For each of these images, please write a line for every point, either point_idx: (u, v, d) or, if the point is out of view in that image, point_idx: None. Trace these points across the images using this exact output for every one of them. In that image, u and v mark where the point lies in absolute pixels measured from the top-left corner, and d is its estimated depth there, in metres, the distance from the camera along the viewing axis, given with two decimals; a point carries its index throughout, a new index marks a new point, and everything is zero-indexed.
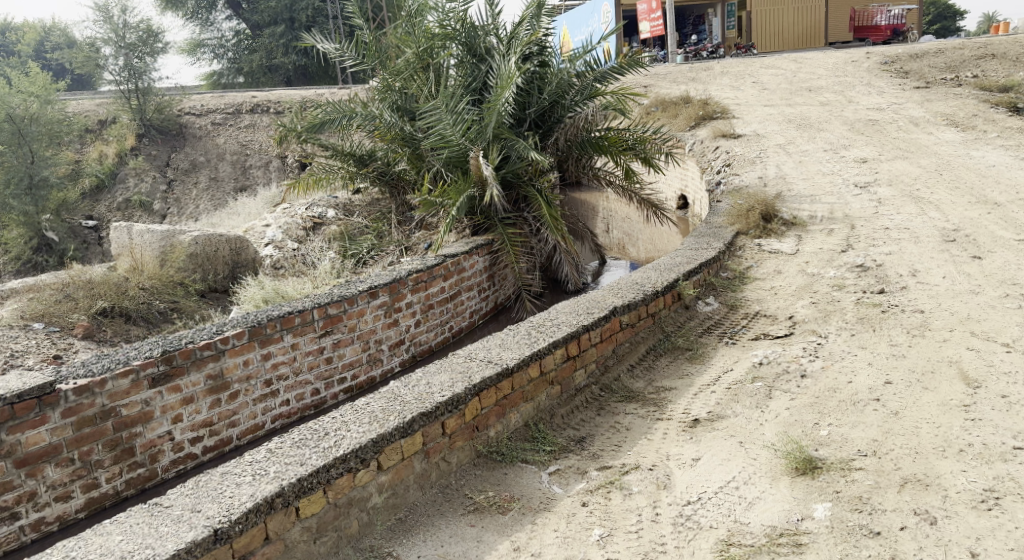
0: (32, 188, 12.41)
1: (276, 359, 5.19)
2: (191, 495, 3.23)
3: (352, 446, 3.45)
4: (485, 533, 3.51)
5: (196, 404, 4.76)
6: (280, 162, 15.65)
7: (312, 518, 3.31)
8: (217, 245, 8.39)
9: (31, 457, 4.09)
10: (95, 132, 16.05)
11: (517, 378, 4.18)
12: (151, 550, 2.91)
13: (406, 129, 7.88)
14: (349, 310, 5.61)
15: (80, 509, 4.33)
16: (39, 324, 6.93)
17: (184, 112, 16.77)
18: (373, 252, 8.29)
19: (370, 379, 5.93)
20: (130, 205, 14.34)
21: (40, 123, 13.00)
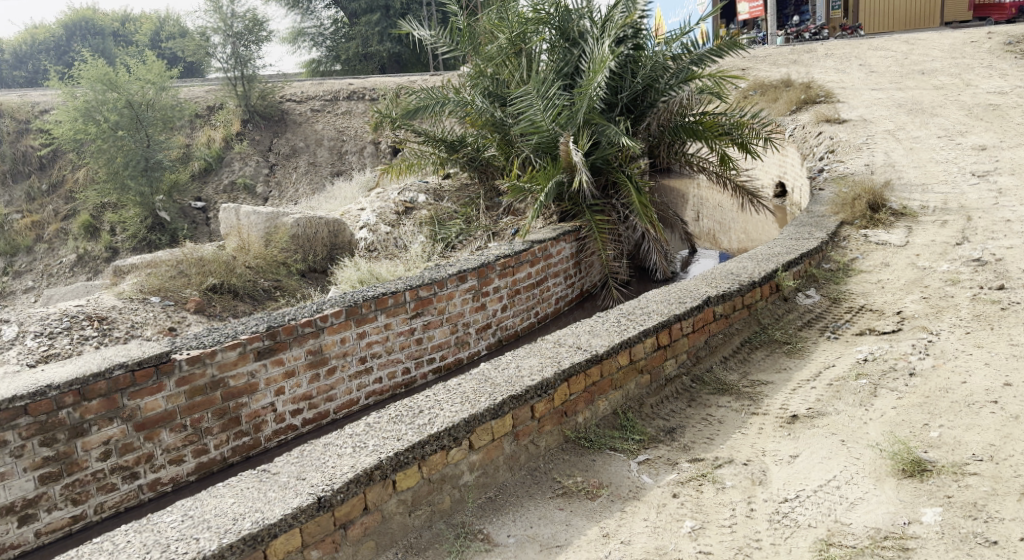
0: (148, 170, 13.12)
1: (370, 337, 5.34)
2: (297, 463, 3.37)
3: (445, 425, 3.52)
4: (574, 517, 3.52)
5: (297, 378, 4.96)
6: (374, 148, 16.07)
7: (407, 492, 3.40)
8: (316, 227, 8.68)
9: (149, 421, 4.34)
10: (204, 117, 16.80)
11: (607, 364, 4.15)
12: (260, 513, 3.05)
13: (497, 115, 7.91)
14: (439, 293, 5.71)
15: (191, 473, 4.58)
16: (156, 297, 7.37)
17: (286, 99, 17.39)
18: (462, 237, 8.28)
19: (458, 360, 6.02)
20: (235, 187, 15.01)
21: (155, 109, 13.68)
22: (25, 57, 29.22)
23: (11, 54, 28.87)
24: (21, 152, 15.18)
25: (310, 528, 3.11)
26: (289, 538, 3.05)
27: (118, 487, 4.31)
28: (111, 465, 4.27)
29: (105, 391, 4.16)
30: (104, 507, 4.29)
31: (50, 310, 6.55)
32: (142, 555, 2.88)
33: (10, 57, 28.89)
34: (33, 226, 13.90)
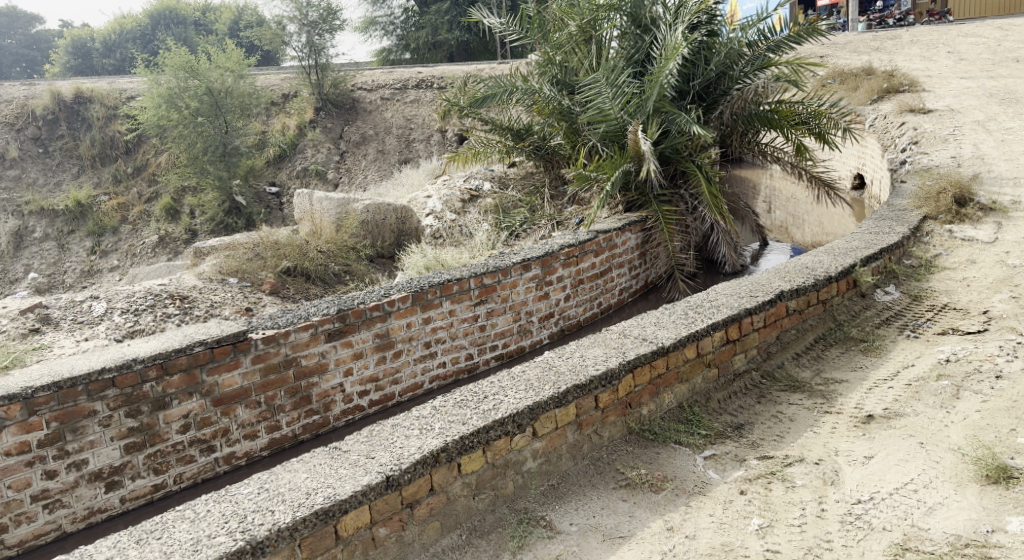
0: (226, 156, 13.55)
1: (435, 323, 5.40)
2: (366, 442, 3.44)
3: (510, 411, 3.54)
4: (638, 509, 3.49)
5: (364, 360, 5.06)
6: (441, 136, 16.18)
7: (472, 475, 3.44)
8: (384, 213, 8.86)
9: (226, 397, 4.51)
10: (280, 105, 17.22)
11: (673, 357, 4.10)
12: (332, 489, 3.12)
13: (565, 103, 7.88)
14: (503, 281, 5.74)
15: (264, 448, 4.72)
16: (234, 278, 7.68)
17: (357, 87, 17.66)
18: (526, 226, 8.25)
19: (520, 349, 6.04)
20: (308, 173, 15.39)
21: (233, 96, 14.06)
22: (114, 46, 30.57)
23: (101, 43, 30.25)
24: (108, 137, 15.87)
25: (379, 506, 3.18)
26: (358, 515, 3.12)
27: (196, 458, 4.48)
28: (191, 437, 4.44)
29: (186, 366, 4.32)
30: (183, 477, 4.46)
31: (136, 288, 6.86)
32: (221, 524, 2.98)
33: (100, 46, 30.27)
34: (118, 208, 14.50)
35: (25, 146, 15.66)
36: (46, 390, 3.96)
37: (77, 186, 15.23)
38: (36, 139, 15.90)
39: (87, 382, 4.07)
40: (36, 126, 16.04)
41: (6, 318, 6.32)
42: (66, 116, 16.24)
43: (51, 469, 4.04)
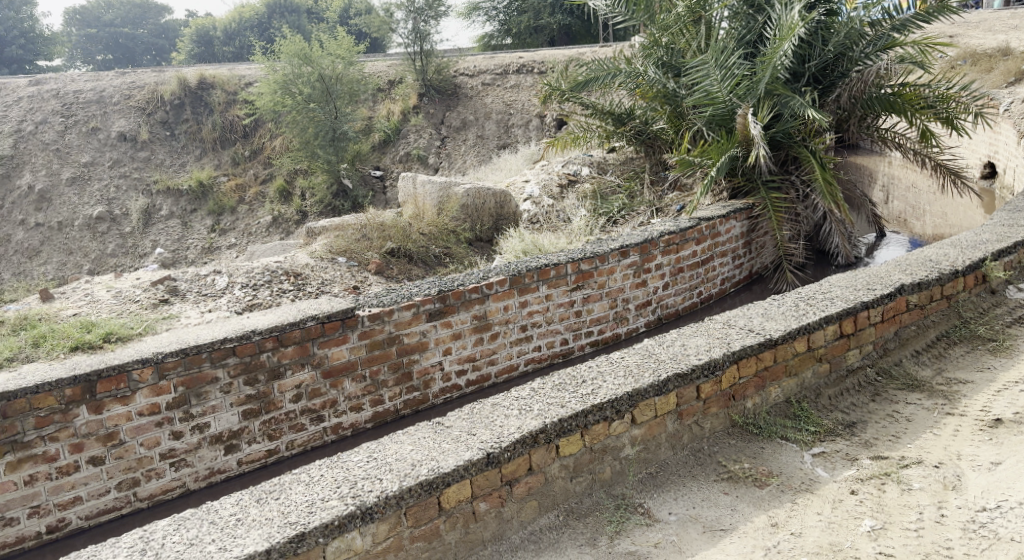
0: (335, 140, 14.02)
1: (532, 307, 5.43)
2: (468, 419, 3.51)
3: (608, 396, 3.52)
4: (740, 502, 3.42)
5: (463, 340, 5.15)
6: (540, 121, 16.14)
7: (570, 458, 3.45)
8: (484, 198, 8.98)
9: (335, 370, 4.69)
10: (386, 91, 17.64)
11: (782, 350, 3.96)
12: (436, 462, 3.19)
13: (670, 86, 7.70)
14: (600, 267, 5.70)
15: (368, 420, 4.88)
16: (342, 258, 7.98)
17: (460, 73, 17.82)
18: (624, 212, 8.09)
19: (616, 336, 5.99)
20: (410, 158, 15.75)
21: (343, 82, 14.43)
22: (234, 34, 32.02)
23: (222, 31, 31.77)
24: (228, 121, 16.69)
25: (479, 481, 3.23)
26: (460, 489, 3.19)
27: (307, 427, 4.69)
28: (302, 406, 4.64)
29: (300, 339, 4.52)
30: (294, 444, 4.67)
31: (255, 264, 7.19)
32: (333, 488, 3.10)
33: (222, 34, 31.81)
34: (236, 188, 15.24)
35: (154, 130, 16.70)
36: (173, 356, 4.20)
37: (199, 168, 16.12)
38: (164, 123, 16.91)
39: (211, 350, 4.29)
40: (165, 110, 17.06)
41: (139, 289, 6.79)
42: (191, 102, 17.17)
43: (177, 430, 4.30)
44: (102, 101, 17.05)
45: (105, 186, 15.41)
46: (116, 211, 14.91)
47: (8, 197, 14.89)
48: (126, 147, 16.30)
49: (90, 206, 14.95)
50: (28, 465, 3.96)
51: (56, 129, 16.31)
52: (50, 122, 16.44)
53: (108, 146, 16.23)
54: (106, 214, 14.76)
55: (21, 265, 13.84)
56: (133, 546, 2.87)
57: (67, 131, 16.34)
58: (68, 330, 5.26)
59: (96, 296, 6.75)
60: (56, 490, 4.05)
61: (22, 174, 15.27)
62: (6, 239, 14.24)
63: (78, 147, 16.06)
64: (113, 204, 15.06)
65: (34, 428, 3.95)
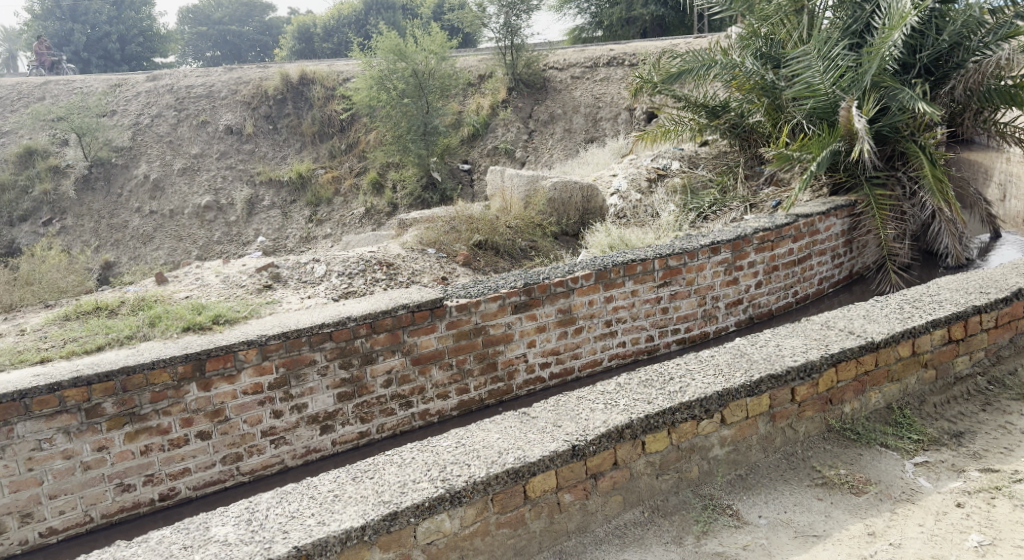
0: (426, 134, 14.26)
1: (617, 302, 5.40)
2: (554, 411, 3.52)
3: (698, 395, 3.46)
4: (834, 509, 3.31)
5: (548, 333, 5.17)
6: (629, 114, 15.72)
7: (656, 454, 3.42)
8: (571, 192, 8.95)
9: (423, 357, 4.79)
10: (476, 85, 17.82)
11: (884, 354, 3.80)
12: (522, 451, 3.22)
13: (768, 78, 7.52)
14: (689, 263, 5.60)
15: (454, 408, 4.97)
16: (432, 249, 8.15)
17: (550, 67, 17.72)
18: (716, 208, 7.89)
19: (704, 334, 5.87)
20: (498, 151, 15.92)
21: (435, 77, 14.57)
22: (333, 31, 32.95)
23: (322, 27, 32.77)
24: (326, 116, 17.19)
25: (564, 473, 3.24)
26: (545, 479, 3.21)
27: (396, 412, 4.81)
28: (392, 392, 4.77)
29: (391, 326, 4.64)
30: (384, 427, 4.81)
31: (350, 254, 7.42)
32: (424, 471, 3.17)
33: (321, 30, 32.80)
34: (332, 180, 15.74)
35: (258, 123, 17.43)
36: (276, 338, 4.39)
37: (299, 161, 16.69)
38: (267, 117, 17.64)
39: (310, 334, 4.46)
40: (268, 105, 17.80)
41: (246, 275, 7.13)
42: (293, 97, 17.82)
43: (278, 409, 4.49)
44: (211, 96, 17.97)
45: (213, 176, 16.19)
46: (222, 201, 15.63)
47: (126, 186, 15.85)
48: (232, 140, 17.09)
49: (199, 195, 15.73)
50: (144, 436, 4.20)
51: (170, 122, 17.28)
52: (164, 116, 17.43)
53: (216, 139, 17.07)
54: (214, 204, 15.50)
55: (135, 250, 14.67)
56: (239, 516, 3.01)
57: (180, 124, 17.28)
58: (181, 312, 5.59)
59: (206, 281, 7.13)
60: (167, 461, 4.29)
61: (138, 165, 16.24)
62: (124, 225, 15.13)
63: (189, 139, 16.95)
64: (219, 194, 15.79)
65: (150, 401, 4.19)
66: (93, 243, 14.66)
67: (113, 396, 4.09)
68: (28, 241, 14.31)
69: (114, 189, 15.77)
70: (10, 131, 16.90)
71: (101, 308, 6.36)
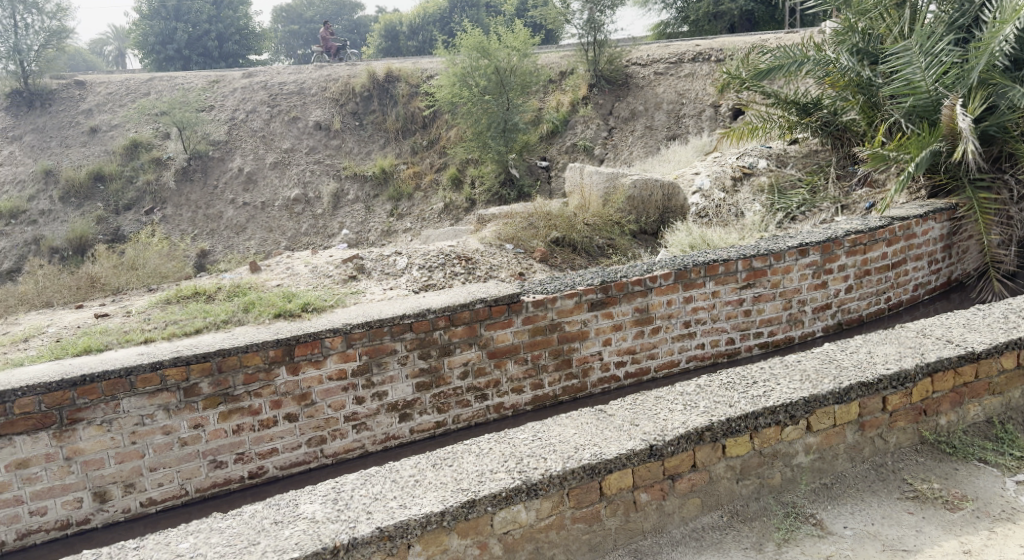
0: (506, 131, 14.32)
1: (696, 303, 5.31)
2: (631, 410, 3.49)
3: (783, 400, 3.37)
4: (926, 525, 3.18)
5: (624, 332, 5.14)
6: (714, 111, 15.36)
7: (736, 459, 3.35)
8: (652, 190, 8.85)
9: (499, 351, 4.84)
10: (557, 82, 17.78)
11: (984, 366, 3.63)
12: (599, 448, 3.21)
13: (864, 75, 7.26)
14: (775, 265, 5.45)
15: (528, 403, 5.00)
16: (510, 245, 8.23)
17: (632, 63, 17.49)
18: (805, 208, 7.65)
19: (789, 339, 5.71)
20: (576, 149, 15.83)
21: (517, 74, 14.57)
22: (418, 29, 33.50)
23: (408, 26, 33.46)
24: (410, 112, 17.45)
25: (641, 472, 3.22)
26: (621, 476, 3.19)
27: (471, 403, 4.88)
28: (468, 384, 4.83)
29: (469, 320, 4.70)
30: (460, 418, 4.88)
31: (431, 247, 7.60)
32: (501, 462, 3.20)
33: (407, 29, 33.53)
34: (414, 176, 16.01)
35: (345, 120, 17.92)
36: (360, 327, 4.50)
37: (382, 156, 17.00)
38: (354, 114, 18.10)
39: (391, 325, 4.57)
40: (355, 102, 18.25)
41: (332, 265, 7.33)
42: (378, 94, 18.21)
43: (360, 395, 4.62)
44: (302, 93, 18.58)
45: (302, 170, 16.70)
46: (310, 194, 16.13)
47: (222, 178, 16.54)
48: (321, 135, 17.60)
49: (289, 188, 16.27)
50: (236, 416, 4.39)
51: (263, 118, 17.93)
52: (258, 111, 18.10)
53: (306, 134, 17.61)
54: (302, 197, 16.00)
55: (229, 240, 15.27)
56: (327, 495, 3.11)
57: (272, 120, 17.91)
58: (273, 299, 5.81)
59: (295, 270, 7.38)
60: (257, 441, 4.47)
61: (233, 158, 16.92)
62: (219, 215, 15.77)
63: (281, 134, 17.54)
64: (308, 187, 16.29)
65: (243, 383, 4.37)
66: (191, 232, 15.33)
67: (210, 377, 4.29)
68: (133, 228, 15.10)
69: (210, 180, 16.46)
70: (119, 125, 17.91)
71: (199, 293, 6.67)
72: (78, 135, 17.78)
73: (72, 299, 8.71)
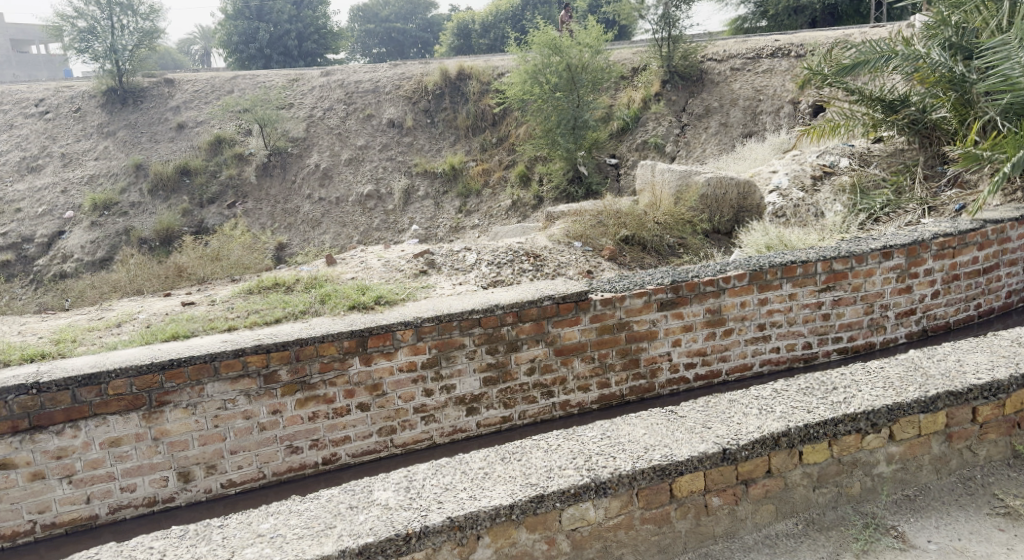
0: (576, 129, 14.27)
1: (771, 305, 5.18)
2: (703, 412, 3.43)
3: (864, 407, 3.26)
4: (1019, 543, 3.04)
5: (694, 333, 5.05)
6: (792, 108, 14.93)
7: (814, 466, 3.26)
8: (726, 188, 8.68)
9: (566, 349, 4.83)
10: (629, 78, 17.60)
11: None
12: (669, 449, 3.16)
13: (958, 70, 6.97)
14: (856, 268, 5.27)
15: (594, 402, 4.98)
16: (579, 243, 8.20)
17: (707, 58, 17.15)
18: (888, 209, 7.40)
19: (869, 345, 5.51)
20: (647, 146, 15.62)
21: (589, 71, 14.44)
22: (490, 27, 33.63)
23: (480, 24, 33.63)
24: (480, 110, 17.54)
25: (714, 476, 3.16)
26: (693, 479, 3.14)
27: (538, 400, 4.88)
28: (535, 380, 4.84)
29: (537, 316, 4.71)
30: (526, 414, 4.89)
31: (500, 244, 7.67)
32: (570, 459, 3.19)
33: (479, 26, 33.68)
34: (483, 172, 16.11)
35: (418, 117, 18.16)
36: (430, 321, 4.57)
37: (452, 153, 17.16)
38: (426, 111, 18.33)
39: (460, 319, 4.61)
40: (428, 100, 18.48)
41: (404, 260, 7.46)
42: (450, 91, 18.39)
43: (429, 388, 4.68)
44: (377, 91, 18.94)
45: (375, 167, 17.00)
46: (382, 190, 16.41)
47: (299, 173, 17.01)
48: (394, 132, 17.89)
49: (362, 184, 16.59)
50: (312, 403, 4.51)
51: (339, 116, 18.35)
52: (334, 109, 18.53)
53: (379, 132, 17.94)
54: (374, 193, 16.31)
55: (305, 233, 15.70)
56: (399, 483, 3.16)
57: (348, 117, 18.31)
58: (348, 292, 5.95)
59: (369, 264, 7.53)
60: (331, 429, 4.58)
61: (310, 155, 17.37)
62: (296, 210, 16.23)
63: (356, 132, 17.91)
64: (380, 183, 16.58)
65: (318, 372, 4.48)
66: (269, 226, 15.83)
67: (288, 364, 4.41)
68: (216, 221, 15.69)
69: (289, 175, 16.94)
70: (204, 122, 18.62)
71: (279, 285, 6.89)
72: (166, 131, 18.56)
73: (161, 288, 9.13)
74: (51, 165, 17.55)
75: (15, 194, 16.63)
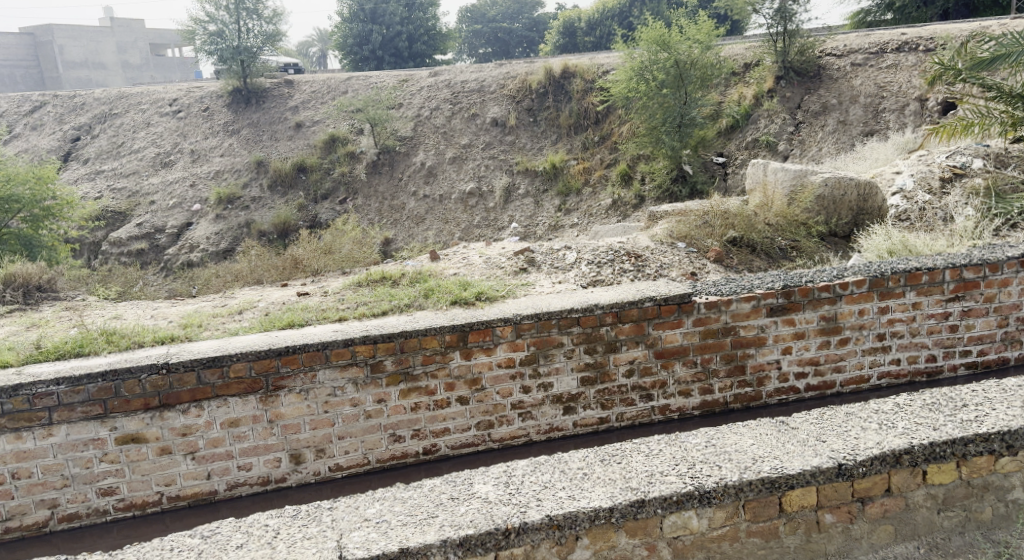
0: (682, 126, 14.05)
1: (893, 314, 4.89)
2: (816, 424, 3.27)
3: (999, 427, 3.04)
4: None
5: (806, 341, 4.85)
6: (919, 105, 14.08)
7: (939, 487, 3.06)
8: (845, 189, 8.25)
9: (667, 352, 4.73)
10: (741, 74, 17.05)
11: None
12: (780, 461, 3.04)
13: None
14: (989, 277, 4.92)
15: (696, 408, 4.86)
16: (683, 243, 7.99)
17: (826, 53, 16.37)
18: None
19: (1002, 360, 5.13)
20: (758, 144, 15.12)
21: (698, 67, 13.98)
22: (596, 24, 33.45)
23: (586, 22, 33.54)
24: (584, 108, 17.40)
25: (828, 491, 3.01)
26: (805, 494, 3.01)
27: (637, 402, 4.81)
28: (634, 382, 4.77)
29: (637, 317, 4.63)
30: (624, 416, 4.82)
31: (600, 244, 7.59)
32: (672, 464, 3.12)
33: (585, 25, 33.61)
34: (584, 171, 16.02)
35: (521, 116, 18.24)
36: (529, 318, 4.58)
37: (554, 151, 17.10)
38: (530, 110, 18.37)
39: (560, 318, 4.59)
40: (531, 98, 18.52)
41: (505, 258, 7.50)
42: (554, 90, 18.35)
43: (527, 385, 4.69)
44: (482, 90, 19.17)
45: (478, 165, 17.19)
46: (484, 188, 16.60)
47: (406, 171, 17.41)
48: (497, 131, 18.05)
49: (465, 181, 16.83)
50: (415, 394, 4.60)
51: (445, 115, 18.68)
52: (441, 108, 18.88)
53: (483, 130, 18.14)
54: (477, 190, 16.52)
55: (410, 230, 16.11)
56: (499, 478, 3.18)
57: (454, 116, 18.61)
58: (450, 287, 6.03)
59: (470, 260, 7.61)
60: (432, 420, 4.66)
61: (417, 153, 17.76)
62: (402, 206, 16.68)
63: (461, 130, 18.18)
64: (482, 181, 16.76)
65: (421, 363, 4.57)
66: (377, 222, 16.33)
67: (393, 355, 4.52)
68: (328, 216, 16.34)
69: (396, 173, 17.40)
70: (320, 121, 19.37)
71: (385, 278, 7.08)
72: (285, 130, 19.43)
73: (277, 278, 9.58)
74: (181, 160, 18.73)
75: (150, 188, 17.87)
